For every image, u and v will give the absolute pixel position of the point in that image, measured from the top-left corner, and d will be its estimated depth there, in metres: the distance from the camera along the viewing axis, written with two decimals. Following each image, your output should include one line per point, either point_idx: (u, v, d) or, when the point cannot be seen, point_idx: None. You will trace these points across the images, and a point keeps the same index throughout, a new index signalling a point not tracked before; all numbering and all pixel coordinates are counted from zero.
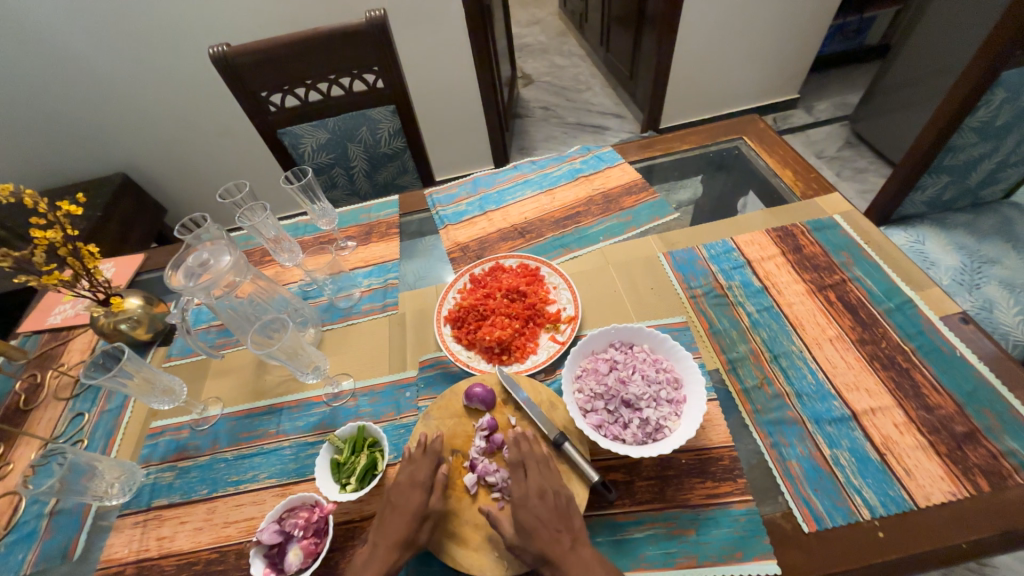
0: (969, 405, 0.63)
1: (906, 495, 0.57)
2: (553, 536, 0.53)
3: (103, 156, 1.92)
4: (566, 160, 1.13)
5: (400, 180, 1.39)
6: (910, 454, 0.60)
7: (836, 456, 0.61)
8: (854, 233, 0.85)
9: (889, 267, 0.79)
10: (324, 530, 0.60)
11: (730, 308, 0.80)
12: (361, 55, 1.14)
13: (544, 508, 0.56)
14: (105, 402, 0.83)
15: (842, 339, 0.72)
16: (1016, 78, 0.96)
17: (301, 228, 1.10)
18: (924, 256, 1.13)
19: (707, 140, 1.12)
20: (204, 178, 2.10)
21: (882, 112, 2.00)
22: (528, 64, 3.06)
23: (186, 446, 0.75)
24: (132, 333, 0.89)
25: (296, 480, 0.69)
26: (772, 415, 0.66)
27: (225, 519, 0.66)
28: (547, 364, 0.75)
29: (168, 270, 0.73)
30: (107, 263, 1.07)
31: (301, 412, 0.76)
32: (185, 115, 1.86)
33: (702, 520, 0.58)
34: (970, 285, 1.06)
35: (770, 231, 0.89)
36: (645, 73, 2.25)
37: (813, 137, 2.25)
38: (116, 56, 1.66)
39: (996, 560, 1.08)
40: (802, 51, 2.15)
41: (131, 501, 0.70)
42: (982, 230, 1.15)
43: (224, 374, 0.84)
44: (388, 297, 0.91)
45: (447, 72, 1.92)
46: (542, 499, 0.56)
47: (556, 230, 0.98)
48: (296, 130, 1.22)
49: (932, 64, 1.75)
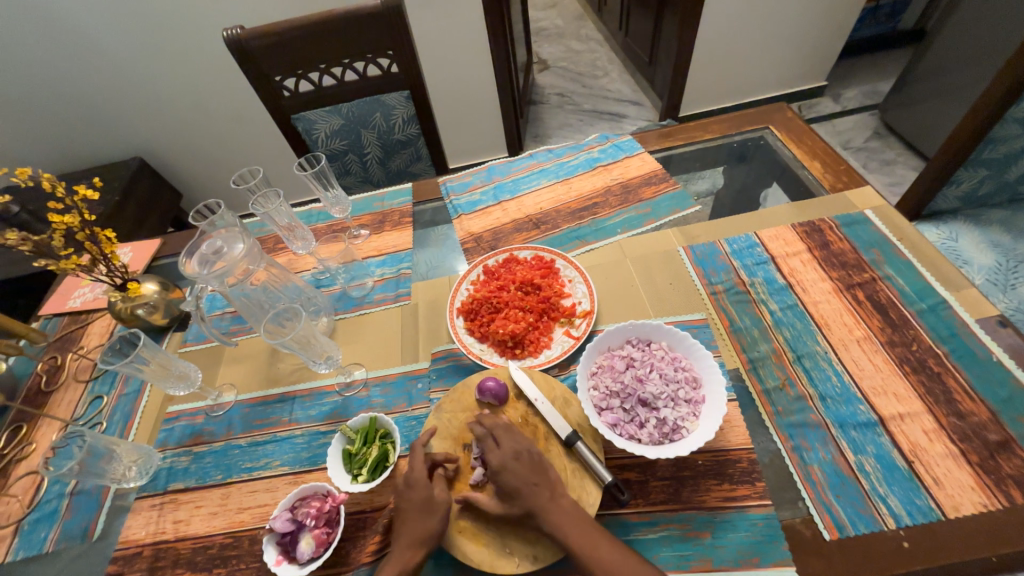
0: (1005, 413, 0.60)
1: (934, 505, 0.55)
2: (546, 500, 0.55)
3: (120, 140, 1.93)
4: (584, 149, 1.10)
5: (412, 167, 1.37)
6: (939, 462, 0.58)
7: (860, 462, 0.59)
8: (885, 229, 0.81)
9: (922, 266, 0.76)
10: (336, 520, 0.60)
11: (752, 305, 0.77)
12: (375, 39, 1.12)
13: (538, 475, 0.57)
14: (123, 386, 0.85)
15: (870, 340, 0.69)
16: None
17: (314, 215, 1.09)
18: (956, 254, 1.08)
19: (731, 130, 1.08)
20: (219, 163, 2.10)
21: (915, 101, 1.91)
22: (544, 48, 3.00)
23: (201, 431, 0.76)
24: (149, 318, 0.89)
25: (308, 468, 0.69)
26: (793, 418, 0.64)
27: (239, 505, 0.67)
28: (560, 358, 0.74)
29: (182, 257, 0.73)
30: (124, 248, 1.08)
31: (314, 401, 0.76)
32: (200, 100, 1.86)
33: (719, 523, 0.56)
34: (1005, 285, 1.01)
35: (796, 226, 0.85)
36: (666, 58, 2.18)
37: (839, 127, 2.17)
38: (132, 39, 1.65)
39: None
40: (832, 36, 2.06)
41: (148, 485, 0.71)
42: (1020, 227, 1.09)
43: (238, 361, 0.84)
44: (400, 287, 0.90)
45: (462, 56, 1.88)
46: (535, 467, 0.57)
47: (572, 221, 0.96)
48: (310, 115, 1.21)
49: (972, 50, 1.66)
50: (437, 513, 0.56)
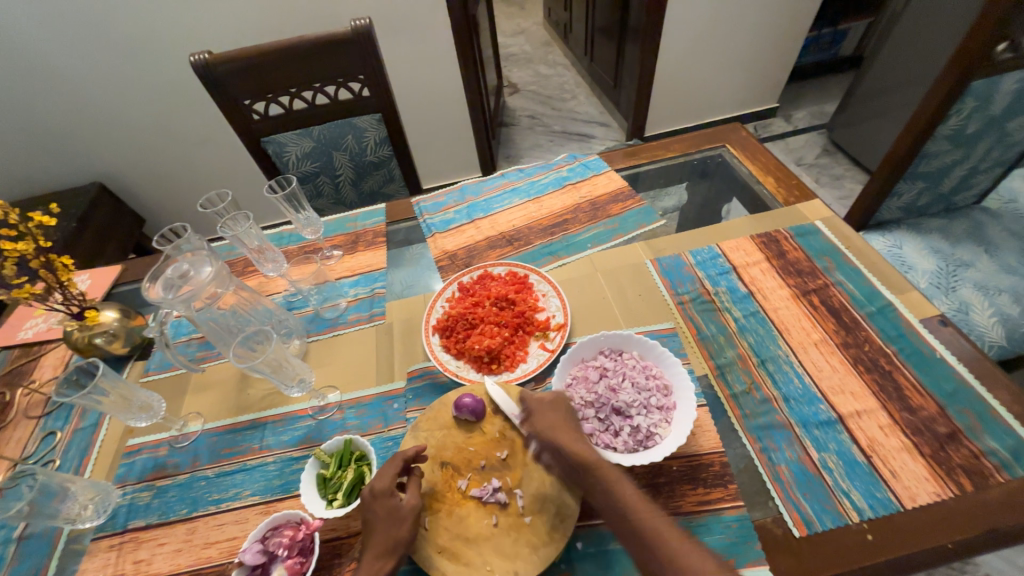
0: (951, 406, 0.64)
1: (893, 497, 0.58)
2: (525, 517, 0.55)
3: (79, 165, 1.87)
4: (553, 168, 1.14)
5: (385, 188, 1.38)
6: (895, 455, 0.61)
7: (824, 459, 0.62)
8: (835, 239, 0.87)
9: (869, 272, 0.81)
10: (309, 549, 0.59)
11: (717, 313, 0.80)
12: (345, 63, 1.14)
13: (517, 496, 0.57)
14: (79, 420, 0.80)
15: (827, 343, 0.73)
16: (986, 87, 1.00)
17: (285, 238, 1.08)
18: (901, 260, 1.16)
19: (691, 148, 1.14)
20: (185, 187, 2.06)
21: (858, 121, 2.06)
22: (514, 73, 3.09)
23: (165, 464, 0.73)
24: (108, 347, 0.85)
25: (280, 497, 0.67)
26: (760, 420, 0.67)
27: (206, 540, 0.64)
28: (536, 372, 0.75)
29: (146, 281, 0.71)
30: (83, 275, 1.03)
31: (286, 426, 0.74)
32: (166, 124, 1.83)
33: (694, 528, 0.58)
34: (947, 287, 1.09)
35: (754, 237, 0.90)
36: (629, 82, 2.29)
37: (792, 145, 2.31)
38: (94, 64, 1.62)
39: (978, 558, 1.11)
40: (780, 62, 2.21)
41: (106, 524, 0.67)
42: (956, 234, 1.19)
43: (205, 389, 0.81)
44: (374, 307, 0.89)
45: (433, 80, 1.92)
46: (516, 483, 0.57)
47: (544, 237, 0.98)
48: (280, 138, 1.21)
49: (904, 74, 1.82)
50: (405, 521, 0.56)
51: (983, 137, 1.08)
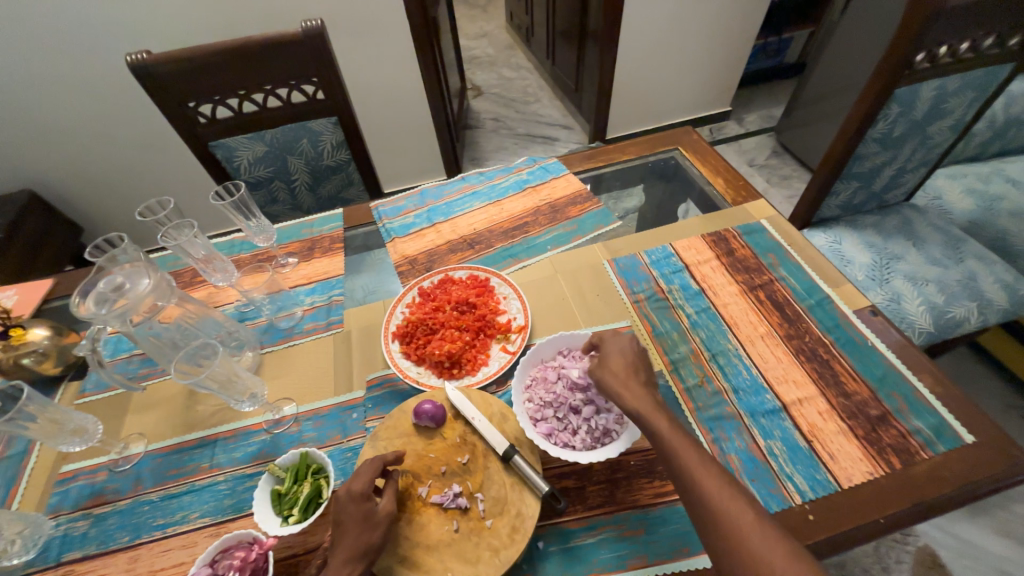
0: (881, 390, 0.69)
1: (831, 478, 0.61)
2: None
3: (5, 171, 1.73)
4: (513, 171, 1.15)
5: (344, 193, 1.35)
6: (833, 439, 0.65)
7: (770, 446, 0.65)
8: (778, 236, 0.92)
9: (809, 267, 0.86)
10: (263, 568, 0.56)
11: (671, 310, 0.83)
12: (297, 65, 1.10)
13: None
14: (4, 448, 0.74)
15: (772, 335, 0.77)
16: (908, 94, 1.08)
17: (237, 246, 1.04)
18: (841, 255, 1.24)
19: (646, 151, 1.18)
20: (129, 194, 1.94)
21: (802, 124, 2.19)
22: (477, 75, 3.09)
23: (104, 490, 0.68)
24: (37, 368, 0.79)
25: (232, 517, 0.64)
26: (711, 412, 0.70)
27: (150, 567, 0.60)
28: (497, 375, 0.75)
29: (76, 297, 0.66)
30: (8, 291, 0.96)
31: (239, 442, 0.71)
32: (105, 127, 1.72)
33: (651, 519, 0.59)
34: (881, 279, 1.17)
35: (705, 236, 0.94)
36: (590, 86, 2.33)
37: (744, 147, 2.42)
38: (19, 63, 1.51)
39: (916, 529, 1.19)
40: (730, 68, 2.31)
41: (37, 558, 0.62)
42: (888, 229, 1.28)
43: (148, 408, 0.77)
44: (332, 315, 0.87)
45: (393, 83, 1.90)
46: None
47: (505, 240, 0.99)
48: (230, 142, 1.16)
49: (841, 81, 1.94)
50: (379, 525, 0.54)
51: (908, 140, 1.17)
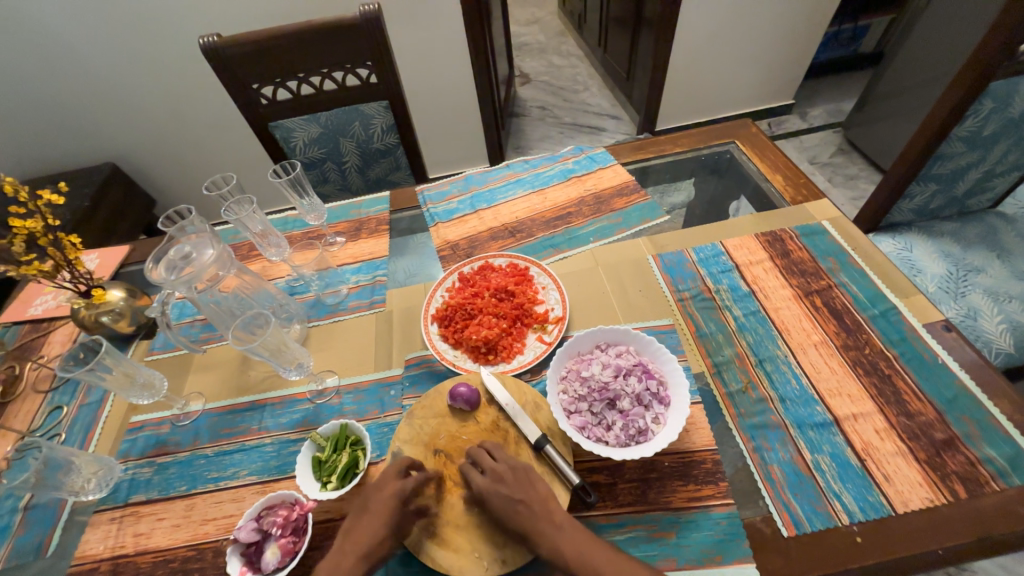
0: (949, 412, 0.64)
1: (884, 501, 0.57)
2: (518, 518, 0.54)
3: (91, 146, 1.89)
4: (559, 160, 1.13)
5: (391, 176, 1.38)
6: (889, 460, 0.61)
7: (817, 461, 0.62)
8: (841, 239, 0.85)
9: (874, 274, 0.80)
10: (303, 529, 0.60)
11: (717, 311, 0.80)
12: (353, 49, 1.13)
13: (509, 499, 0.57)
14: (85, 395, 0.82)
15: (827, 344, 0.73)
16: (1005, 88, 0.97)
17: (290, 223, 1.09)
18: (911, 264, 1.14)
19: (700, 144, 1.12)
20: (196, 170, 2.08)
21: (875, 120, 2.02)
22: (525, 62, 3.06)
23: (166, 441, 0.74)
24: (114, 325, 0.87)
25: (277, 477, 0.68)
26: (755, 419, 0.67)
27: (203, 516, 0.65)
28: (532, 364, 0.75)
29: (149, 262, 0.72)
30: (92, 254, 1.05)
31: (285, 409, 0.76)
32: (177, 106, 1.84)
33: (683, 523, 0.58)
34: (955, 293, 1.07)
35: (759, 236, 0.89)
36: (642, 74, 2.25)
37: (806, 143, 2.27)
38: (106, 45, 1.63)
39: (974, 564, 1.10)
40: (797, 58, 2.16)
41: (108, 497, 0.69)
42: (968, 238, 1.16)
43: (207, 370, 0.83)
44: (375, 294, 0.90)
45: (443, 68, 1.91)
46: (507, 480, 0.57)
47: (547, 230, 0.98)
48: (288, 123, 1.21)
49: (924, 74, 1.77)
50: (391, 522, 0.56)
51: (1001, 140, 1.05)
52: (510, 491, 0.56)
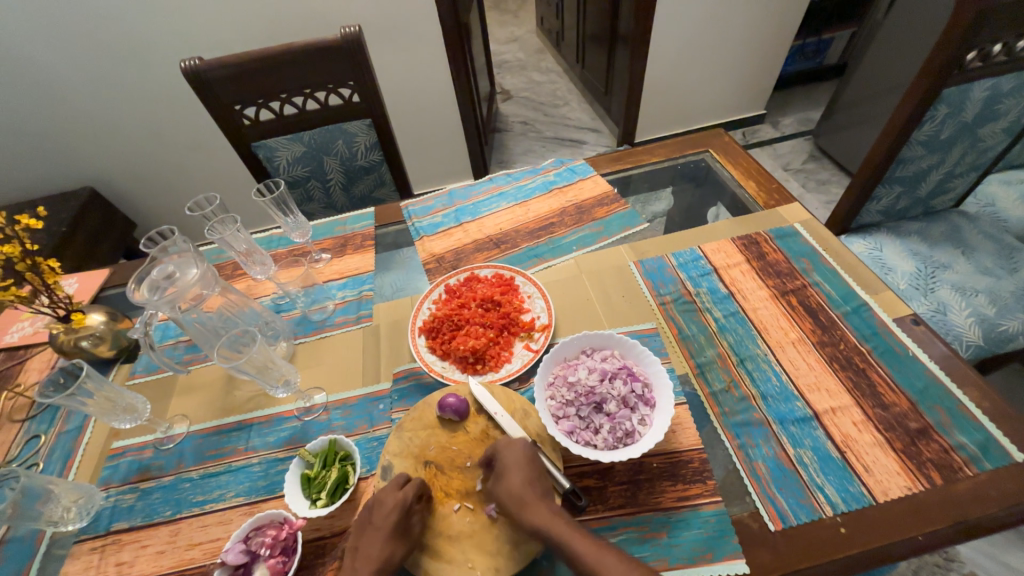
0: (922, 402, 0.66)
1: (866, 491, 0.59)
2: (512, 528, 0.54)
3: (69, 170, 1.87)
4: (541, 172, 1.16)
5: (376, 193, 1.39)
6: (868, 450, 0.63)
7: (799, 455, 0.63)
8: (812, 240, 0.89)
9: (845, 272, 0.83)
10: (292, 548, 0.59)
11: (698, 313, 0.82)
12: (335, 69, 1.15)
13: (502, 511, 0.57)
14: (63, 423, 0.80)
15: (804, 342, 0.75)
16: (957, 95, 1.03)
17: (274, 241, 1.09)
18: (881, 263, 1.18)
19: (676, 153, 1.16)
20: (178, 193, 2.06)
21: (842, 127, 2.11)
22: (506, 79, 3.13)
23: (149, 466, 0.73)
24: (94, 350, 0.85)
25: (265, 497, 0.67)
26: (738, 417, 0.68)
27: (189, 541, 0.64)
28: (520, 372, 0.75)
29: (132, 283, 0.71)
30: (71, 279, 1.04)
31: (272, 427, 0.75)
32: (158, 129, 1.84)
33: (674, 523, 0.59)
34: (925, 289, 1.12)
35: (736, 240, 0.92)
36: (620, 89, 2.32)
37: (779, 151, 2.35)
38: (85, 70, 1.63)
39: (960, 554, 1.12)
40: (766, 70, 2.25)
41: (89, 526, 0.67)
42: (934, 237, 1.21)
43: (192, 392, 0.82)
44: (362, 309, 0.90)
45: (425, 86, 1.94)
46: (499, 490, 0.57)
47: (531, 240, 1.00)
48: (271, 143, 1.22)
49: (885, 82, 1.86)
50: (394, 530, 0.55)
51: (956, 143, 1.11)
52: (501, 500, 0.56)
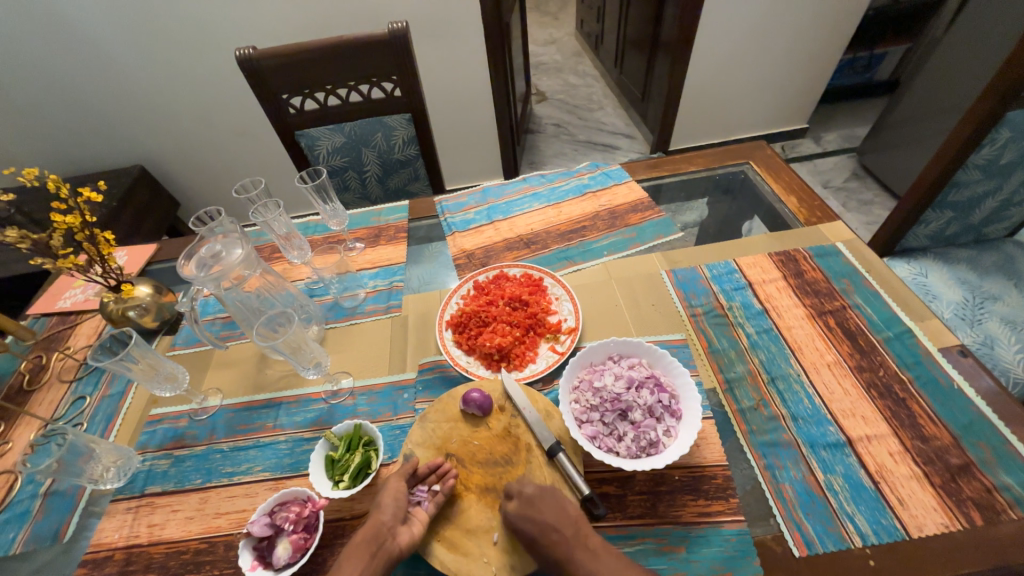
0: (966, 437, 0.63)
1: (898, 525, 0.57)
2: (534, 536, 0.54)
3: (123, 148, 1.97)
4: (575, 175, 1.15)
5: (410, 186, 1.41)
6: (904, 483, 0.60)
7: (829, 481, 0.61)
8: (854, 261, 0.86)
9: (889, 297, 0.80)
10: (314, 525, 0.61)
11: (730, 328, 0.80)
12: (380, 64, 1.18)
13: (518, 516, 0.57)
14: (107, 387, 0.85)
15: (840, 365, 0.73)
16: (1022, 117, 0.97)
17: (311, 227, 1.12)
18: (926, 290, 1.13)
19: (714, 164, 1.14)
20: (220, 175, 2.14)
21: (889, 146, 2.03)
22: (542, 81, 3.13)
23: (184, 435, 0.76)
24: (139, 320, 0.90)
25: (290, 474, 0.69)
26: (766, 437, 0.66)
27: (217, 510, 0.66)
28: (545, 373, 0.76)
29: (181, 260, 0.75)
30: (122, 251, 1.09)
31: (300, 408, 0.77)
32: (207, 113, 1.92)
33: (693, 538, 0.58)
34: (972, 320, 1.07)
35: (773, 255, 0.90)
36: (657, 95, 2.29)
37: (820, 167, 2.28)
38: (143, 53, 1.71)
39: None
40: (812, 84, 2.19)
41: (125, 487, 0.71)
42: (985, 266, 1.16)
43: (226, 367, 0.85)
44: (392, 299, 0.92)
45: (463, 84, 1.96)
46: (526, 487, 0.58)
47: (562, 242, 0.99)
48: (313, 132, 1.25)
49: (941, 101, 1.77)
50: (394, 510, 0.58)
51: (1018, 169, 1.05)
52: (528, 509, 0.56)
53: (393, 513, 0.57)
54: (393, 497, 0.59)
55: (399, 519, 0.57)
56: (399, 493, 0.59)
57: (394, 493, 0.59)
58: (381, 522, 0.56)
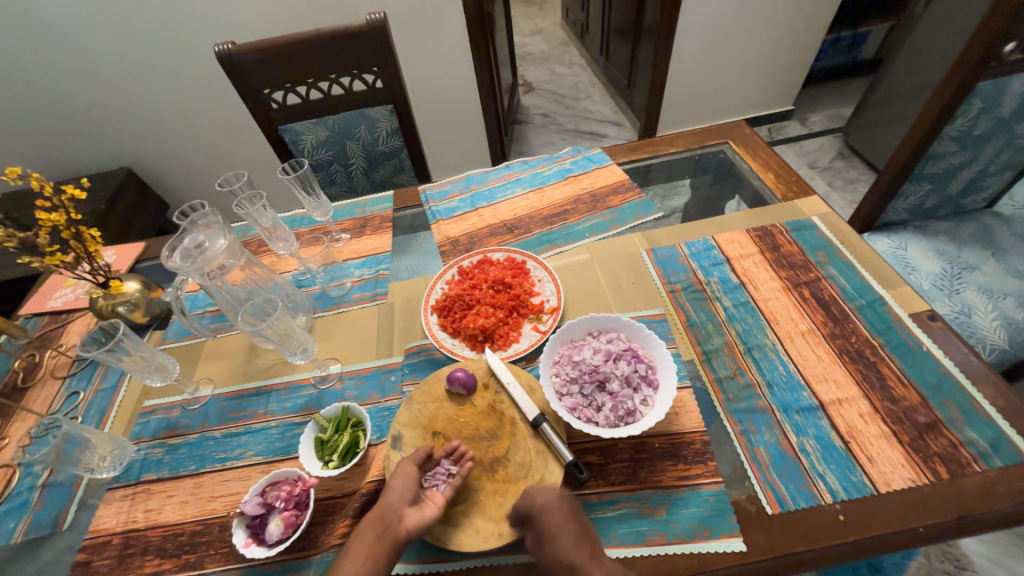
0: (933, 397, 0.65)
1: (867, 481, 0.59)
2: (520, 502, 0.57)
3: (109, 150, 1.97)
4: (557, 160, 1.16)
5: (396, 178, 1.42)
6: (873, 442, 0.62)
7: (802, 443, 0.63)
8: (830, 234, 0.88)
9: (862, 267, 0.82)
10: (304, 503, 0.63)
11: (707, 302, 0.82)
12: (360, 56, 1.18)
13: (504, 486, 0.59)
14: (100, 380, 0.86)
15: (814, 333, 0.75)
16: (993, 88, 0.99)
17: (298, 221, 1.13)
18: (905, 263, 1.16)
19: (694, 144, 1.16)
20: (208, 174, 2.15)
21: (873, 125, 2.04)
22: (529, 71, 3.12)
23: (177, 424, 0.78)
24: (130, 315, 0.92)
25: (281, 457, 0.71)
26: (742, 404, 0.69)
27: (211, 494, 0.68)
28: (528, 351, 0.78)
29: (165, 252, 0.76)
30: (110, 250, 1.10)
31: (290, 394, 0.79)
32: (191, 112, 1.92)
33: (673, 500, 0.60)
34: (950, 290, 1.09)
35: (749, 231, 0.92)
36: (643, 81, 2.29)
37: (806, 148, 2.29)
38: (123, 54, 1.71)
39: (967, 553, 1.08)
40: (796, 64, 2.19)
41: (121, 475, 0.72)
42: (963, 237, 1.18)
43: (216, 358, 0.86)
44: (378, 287, 0.93)
45: (447, 76, 1.96)
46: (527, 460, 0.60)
47: (545, 226, 1.01)
48: (297, 127, 1.26)
49: (921, 77, 1.79)
50: (402, 492, 0.59)
51: (992, 139, 1.07)
52: None
53: (400, 494, 0.58)
54: (401, 480, 0.60)
55: (408, 501, 0.58)
56: (407, 476, 0.60)
57: (404, 477, 0.60)
58: (388, 505, 0.58)
